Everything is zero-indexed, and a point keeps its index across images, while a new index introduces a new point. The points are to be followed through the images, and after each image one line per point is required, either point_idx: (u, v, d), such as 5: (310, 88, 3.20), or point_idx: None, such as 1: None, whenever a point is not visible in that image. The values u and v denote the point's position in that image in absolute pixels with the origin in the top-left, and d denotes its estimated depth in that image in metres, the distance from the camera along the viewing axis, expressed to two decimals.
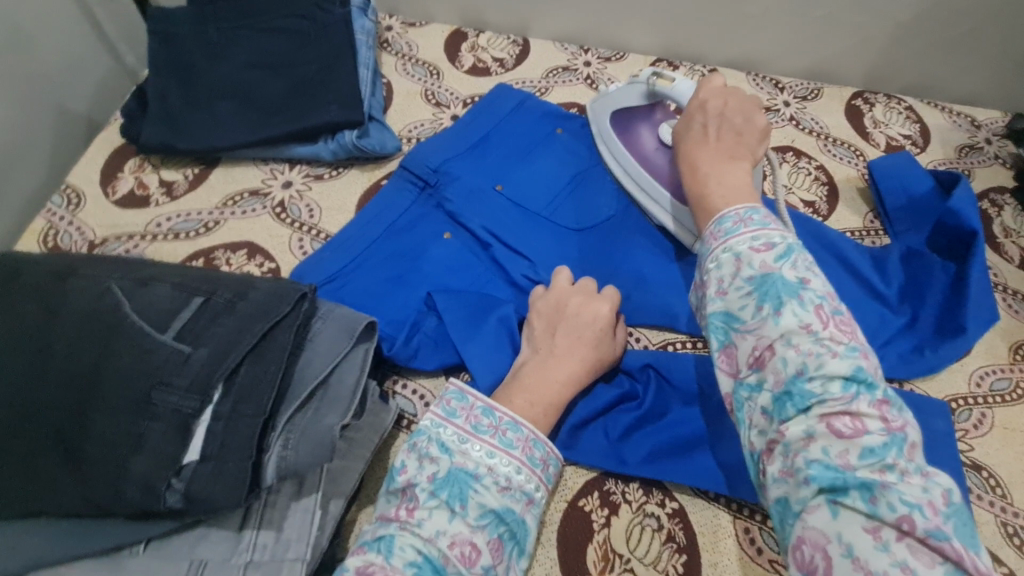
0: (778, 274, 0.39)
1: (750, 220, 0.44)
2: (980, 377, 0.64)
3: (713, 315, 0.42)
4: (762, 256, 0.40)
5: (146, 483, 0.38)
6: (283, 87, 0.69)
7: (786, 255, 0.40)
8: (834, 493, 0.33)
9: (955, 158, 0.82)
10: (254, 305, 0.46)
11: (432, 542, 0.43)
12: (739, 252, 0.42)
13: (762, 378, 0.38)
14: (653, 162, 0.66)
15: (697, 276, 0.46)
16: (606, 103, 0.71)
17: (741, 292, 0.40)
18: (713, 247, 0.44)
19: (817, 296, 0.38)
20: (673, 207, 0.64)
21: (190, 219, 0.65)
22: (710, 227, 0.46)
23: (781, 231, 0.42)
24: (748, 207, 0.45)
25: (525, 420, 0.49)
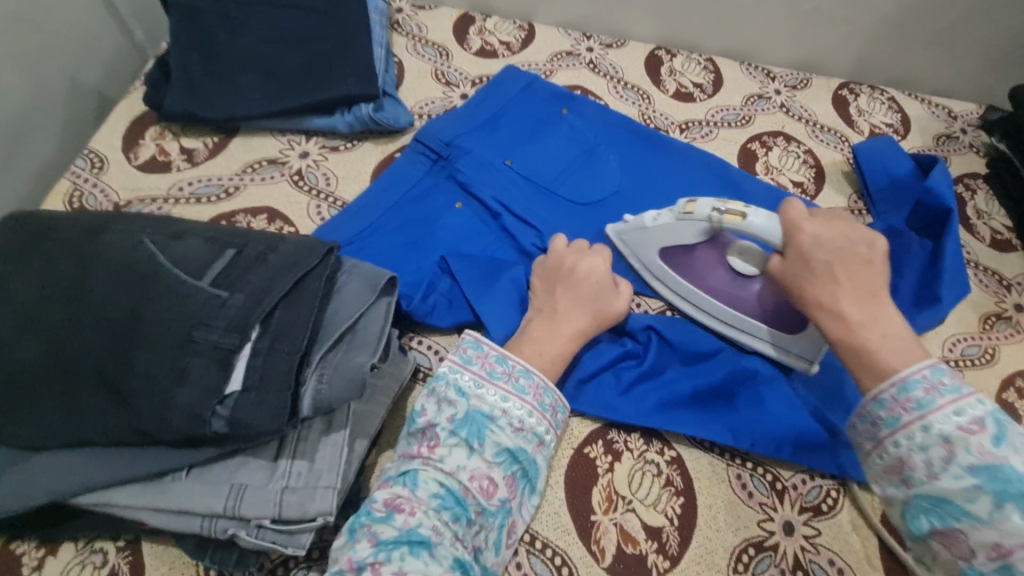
0: (1008, 463, 0.40)
1: (942, 386, 0.44)
2: (952, 344, 0.69)
3: (917, 497, 0.43)
4: (978, 439, 0.41)
5: (192, 410, 0.41)
6: (301, 62, 0.72)
7: (1002, 438, 0.41)
8: (999, 573, 0.39)
9: (934, 146, 0.87)
10: (285, 256, 0.49)
11: (454, 476, 0.47)
12: (946, 433, 0.42)
13: (1006, 566, 0.38)
14: (738, 297, 0.61)
15: (868, 437, 0.47)
16: (646, 241, 0.64)
17: (962, 484, 0.40)
18: (904, 421, 0.44)
19: (957, 403, 0.43)
20: (776, 335, 0.60)
21: (211, 185, 0.68)
22: (886, 392, 0.45)
23: (978, 400, 0.43)
24: (930, 368, 0.45)
25: (536, 368, 0.53)
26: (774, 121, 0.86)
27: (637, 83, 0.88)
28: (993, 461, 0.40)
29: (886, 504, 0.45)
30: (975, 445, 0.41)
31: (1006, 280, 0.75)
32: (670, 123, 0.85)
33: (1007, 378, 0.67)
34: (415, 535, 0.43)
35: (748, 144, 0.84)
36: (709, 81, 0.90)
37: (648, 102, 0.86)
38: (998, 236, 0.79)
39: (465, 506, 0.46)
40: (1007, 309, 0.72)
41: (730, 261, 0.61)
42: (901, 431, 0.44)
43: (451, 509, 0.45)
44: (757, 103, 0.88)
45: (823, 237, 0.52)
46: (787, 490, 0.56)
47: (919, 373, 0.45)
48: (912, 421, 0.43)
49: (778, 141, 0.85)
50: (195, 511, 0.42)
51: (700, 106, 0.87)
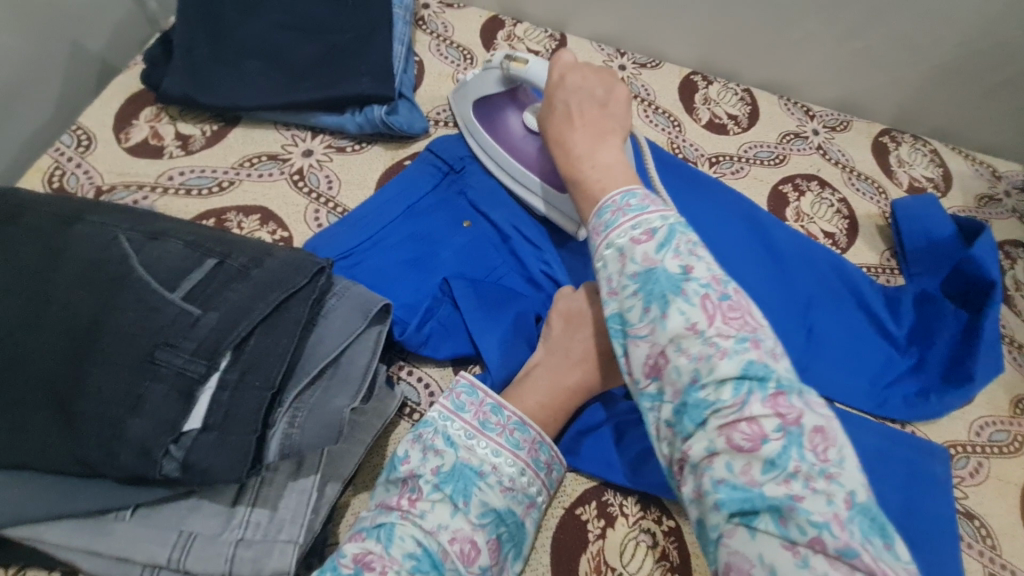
0: (661, 268, 0.37)
1: (628, 207, 0.41)
2: (980, 427, 0.64)
3: (610, 319, 0.39)
4: (644, 250, 0.38)
5: (142, 448, 0.36)
6: (314, 53, 0.67)
7: (665, 244, 0.38)
8: (678, 415, 0.35)
9: (974, 207, 0.82)
10: (269, 273, 0.44)
11: (434, 535, 0.41)
12: (622, 246, 0.39)
13: (661, 388, 0.36)
14: (519, 148, 0.64)
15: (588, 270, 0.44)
16: (467, 92, 0.68)
17: (628, 294, 0.38)
18: (597, 242, 0.42)
19: (638, 220, 0.40)
20: (545, 190, 0.63)
21: (204, 176, 0.63)
22: (598, 211, 0.43)
23: (662, 215, 0.40)
24: (623, 194, 0.43)
25: (533, 420, 0.49)
26: (809, 163, 0.81)
27: (668, 109, 0.83)
28: (650, 265, 0.37)
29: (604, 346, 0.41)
30: (638, 252, 0.38)
31: None
32: (699, 155, 0.80)
33: None
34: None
35: (780, 186, 0.79)
36: (744, 113, 0.85)
37: (678, 130, 0.81)
38: None
39: (441, 571, 0.41)
40: None
41: (524, 118, 0.64)
42: (598, 255, 0.41)
43: (425, 573, 0.40)
44: (793, 142, 0.83)
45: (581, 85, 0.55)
46: None
47: (611, 200, 0.43)
48: (603, 242, 0.41)
49: (812, 185, 0.80)
50: (136, 559, 0.37)
51: (732, 139, 0.82)
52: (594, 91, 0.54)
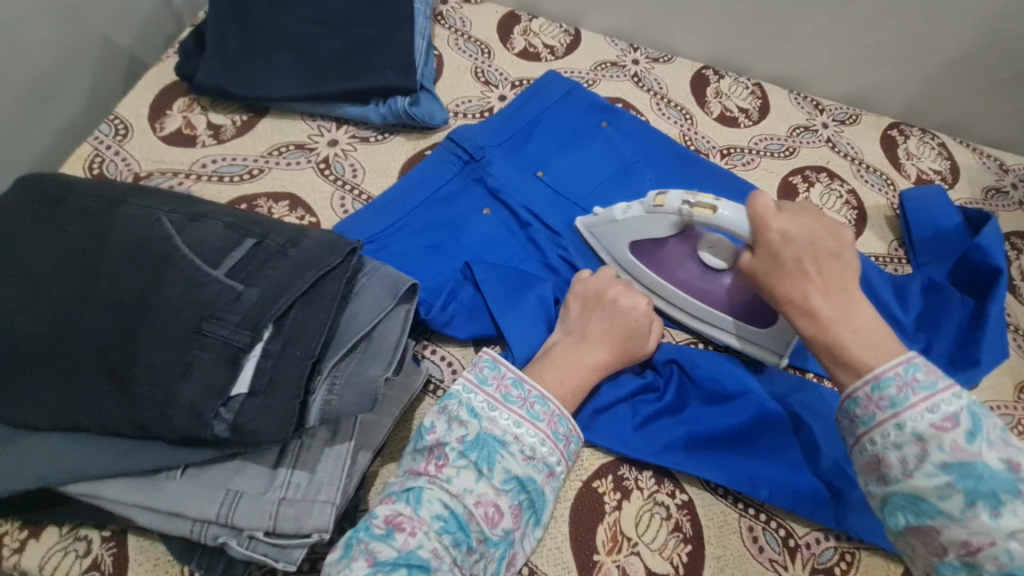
0: (979, 460, 0.38)
1: (915, 383, 0.42)
2: None
3: (895, 494, 0.41)
4: (950, 435, 0.39)
5: (193, 410, 0.39)
6: (340, 47, 0.70)
7: (977, 432, 0.39)
8: None
9: (981, 199, 0.84)
10: (305, 252, 0.47)
11: (459, 499, 0.44)
12: (919, 430, 0.40)
13: (974, 563, 0.37)
14: (710, 292, 0.60)
15: (851, 438, 0.45)
16: (612, 230, 0.62)
17: (934, 481, 0.39)
18: (877, 417, 0.42)
19: (932, 400, 0.41)
20: (744, 330, 0.60)
21: (235, 165, 0.66)
22: (852, 395, 0.44)
23: (955, 394, 0.41)
24: (871, 380, 0.43)
25: (553, 395, 0.51)
26: (819, 156, 0.83)
27: (680, 102, 0.85)
28: (964, 457, 0.39)
29: (869, 499, 0.44)
30: (945, 440, 0.39)
31: None
32: (711, 147, 0.82)
33: None
34: (414, 558, 0.41)
35: (790, 178, 0.81)
36: (755, 107, 0.87)
37: (690, 123, 0.83)
38: None
39: (467, 531, 0.44)
40: None
41: (700, 256, 0.59)
42: (875, 429, 0.42)
43: (452, 534, 0.43)
44: (803, 135, 0.85)
45: (793, 233, 0.50)
46: (800, 548, 0.53)
47: (891, 368, 0.43)
48: (885, 418, 0.42)
49: (822, 177, 0.81)
50: (186, 514, 0.40)
51: (743, 132, 0.84)
52: (796, 232, 0.50)
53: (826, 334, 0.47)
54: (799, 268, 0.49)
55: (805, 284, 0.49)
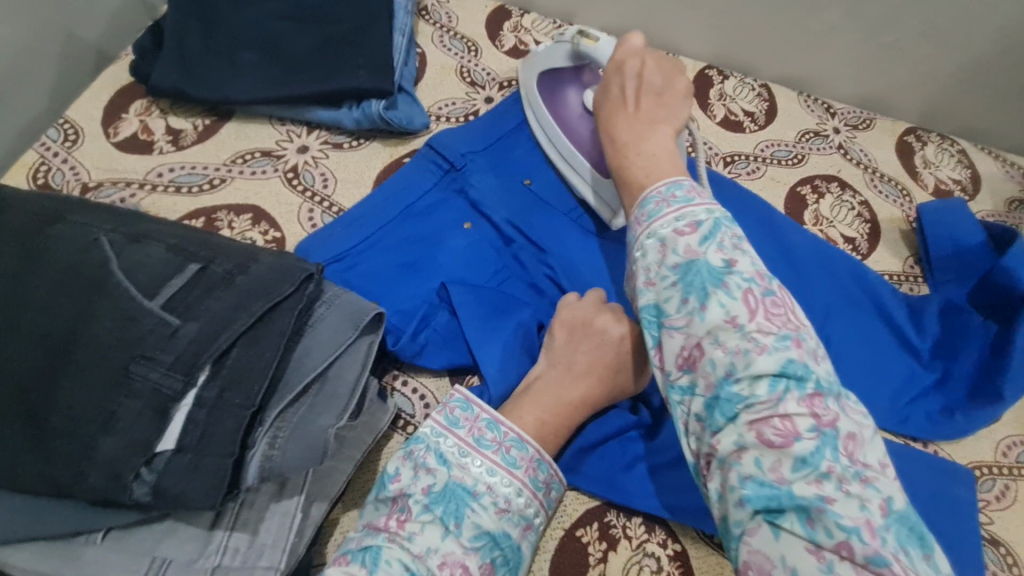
0: (703, 260, 0.36)
1: (673, 199, 0.40)
2: (1007, 447, 0.60)
3: (647, 312, 0.37)
4: (686, 239, 0.37)
5: (112, 470, 0.34)
6: (310, 44, 0.64)
7: (724, 253, 0.36)
8: (760, 491, 0.30)
9: (1004, 211, 0.78)
10: (254, 280, 0.42)
11: (422, 561, 0.39)
12: (664, 237, 0.38)
13: (738, 417, 0.32)
14: (574, 127, 0.62)
15: (627, 262, 0.42)
16: (534, 63, 0.66)
17: (708, 325, 0.34)
18: (638, 231, 0.40)
19: (682, 211, 0.39)
20: (595, 178, 0.61)
21: (195, 174, 0.61)
22: (635, 217, 0.42)
23: (710, 209, 0.38)
24: (643, 202, 0.42)
25: (532, 437, 0.46)
26: (829, 164, 0.77)
27: None
28: (692, 255, 0.36)
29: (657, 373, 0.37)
30: (681, 243, 0.37)
31: None
32: (713, 154, 0.76)
33: None
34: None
35: (798, 188, 0.75)
36: (761, 110, 0.81)
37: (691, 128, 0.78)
38: None
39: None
40: None
41: (582, 94, 0.62)
42: (637, 246, 0.40)
43: None
44: (812, 141, 0.79)
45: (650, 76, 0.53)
46: None
47: (655, 188, 0.42)
48: (642, 232, 0.40)
49: (832, 187, 0.76)
50: None
51: (748, 138, 0.78)
52: (653, 79, 0.53)
53: (619, 152, 0.50)
54: None
55: None
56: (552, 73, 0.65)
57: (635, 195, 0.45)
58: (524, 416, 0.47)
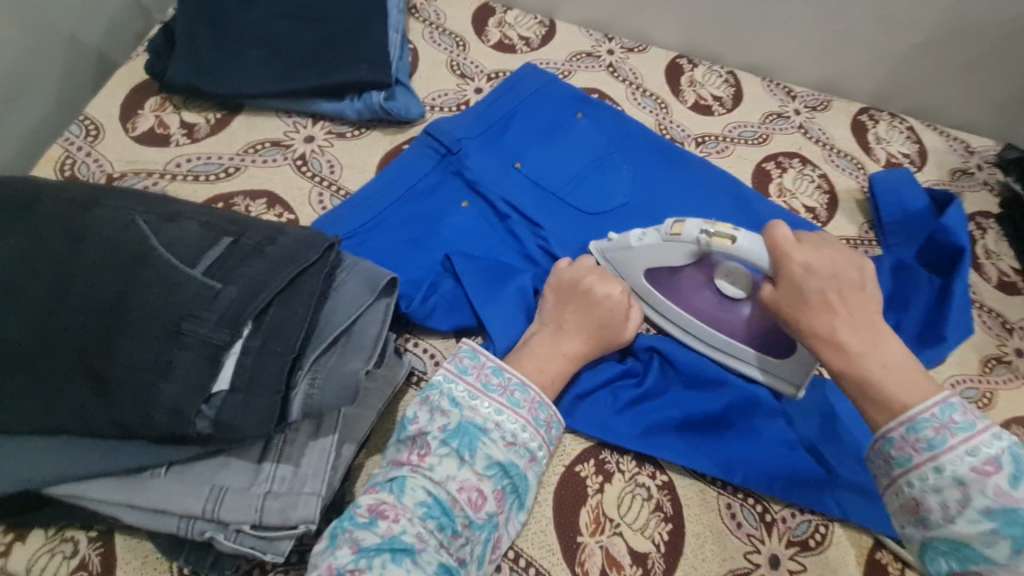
0: (1020, 507, 0.39)
1: (952, 425, 0.42)
2: (951, 384, 0.68)
3: (937, 539, 0.41)
4: (992, 479, 0.40)
5: (174, 408, 0.39)
6: (312, 42, 0.69)
7: (1017, 477, 0.40)
8: None
9: (948, 180, 0.86)
10: (283, 249, 0.47)
11: (442, 486, 0.46)
12: (960, 475, 0.41)
13: (991, 563, 0.39)
14: (729, 320, 0.59)
15: (880, 476, 0.46)
16: (631, 257, 0.61)
17: (978, 527, 0.40)
18: (914, 461, 0.43)
19: (966, 440, 0.42)
20: (764, 360, 0.59)
21: (211, 163, 0.65)
22: (874, 447, 0.46)
23: (995, 436, 0.42)
24: (906, 421, 0.43)
25: (531, 381, 0.52)
26: (791, 142, 0.85)
27: (656, 91, 0.86)
28: (1006, 502, 0.39)
29: (905, 541, 0.44)
30: (987, 485, 0.40)
31: (1010, 323, 0.74)
32: (686, 135, 0.83)
33: (1002, 424, 0.66)
34: (397, 543, 0.43)
35: (763, 164, 0.82)
36: (729, 94, 0.88)
37: (665, 112, 0.84)
38: (1005, 278, 0.78)
39: (451, 516, 0.45)
40: (1007, 353, 0.72)
41: (716, 284, 0.58)
42: (909, 472, 0.43)
43: (437, 519, 0.44)
44: (775, 122, 0.87)
45: (817, 266, 0.49)
46: (776, 522, 0.55)
47: (925, 410, 0.43)
48: (917, 459, 0.43)
49: (794, 163, 0.83)
50: (171, 511, 0.40)
51: (717, 120, 0.85)
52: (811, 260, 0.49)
53: (803, 333, 0.49)
54: (824, 300, 0.48)
55: (829, 317, 0.48)
56: (717, 266, 0.58)
57: (884, 415, 0.45)
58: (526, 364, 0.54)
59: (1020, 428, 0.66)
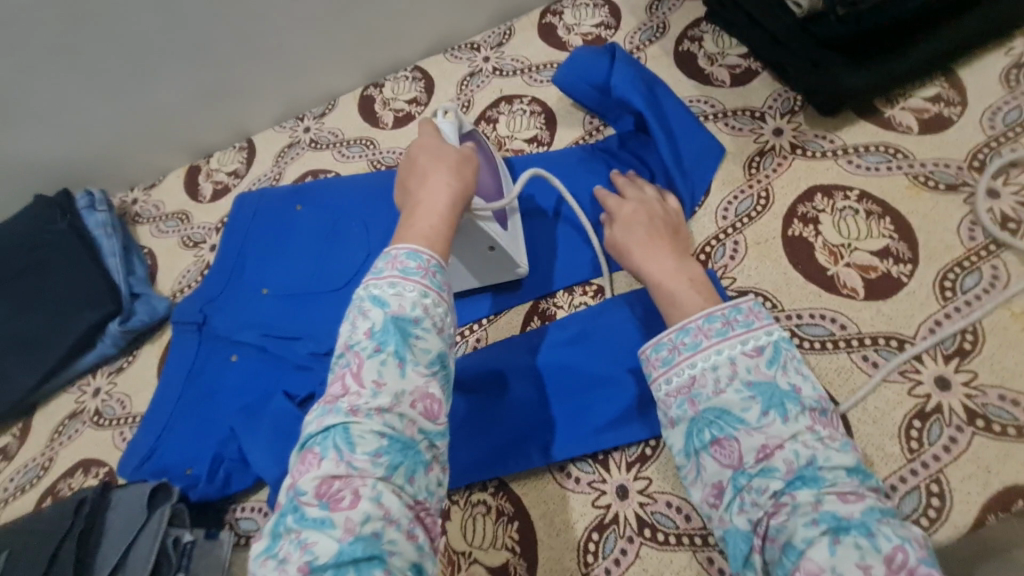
0: (776, 381, 0.48)
1: (712, 330, 0.51)
2: (725, 209, 0.65)
3: (707, 410, 0.48)
4: (757, 362, 0.49)
5: None
6: (43, 318, 0.75)
7: (775, 361, 0.49)
8: (788, 484, 0.43)
9: (649, 19, 0.84)
10: (42, 531, 0.52)
11: (393, 408, 0.39)
12: (733, 355, 0.50)
13: (771, 467, 0.44)
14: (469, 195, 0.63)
15: (649, 362, 0.53)
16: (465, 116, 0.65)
17: (742, 395, 0.47)
18: (704, 340, 0.50)
19: (750, 335, 0.50)
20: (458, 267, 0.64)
21: (29, 470, 0.71)
22: (646, 353, 0.54)
23: (763, 333, 0.51)
24: (678, 328, 0.52)
25: (423, 246, 0.46)
26: (491, 91, 0.84)
27: (359, 135, 0.88)
28: (767, 377, 0.48)
29: (672, 428, 0.50)
30: (755, 361, 0.49)
31: (758, 110, 0.71)
32: (399, 155, 0.84)
33: (788, 210, 0.63)
34: (362, 535, 0.35)
35: (475, 130, 0.82)
36: (421, 89, 0.89)
37: (373, 147, 0.86)
38: (736, 71, 0.75)
39: (413, 443, 0.39)
40: (768, 140, 0.68)
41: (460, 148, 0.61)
42: (702, 353, 0.50)
43: (403, 460, 0.38)
44: (470, 83, 0.87)
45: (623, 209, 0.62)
46: (610, 455, 0.55)
47: (720, 310, 0.52)
48: (712, 342, 0.50)
49: (502, 108, 0.82)
50: None
51: (421, 120, 0.86)
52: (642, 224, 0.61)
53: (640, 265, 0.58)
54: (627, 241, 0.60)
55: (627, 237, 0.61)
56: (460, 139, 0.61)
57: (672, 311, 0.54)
58: (410, 233, 0.47)
59: (808, 203, 0.63)
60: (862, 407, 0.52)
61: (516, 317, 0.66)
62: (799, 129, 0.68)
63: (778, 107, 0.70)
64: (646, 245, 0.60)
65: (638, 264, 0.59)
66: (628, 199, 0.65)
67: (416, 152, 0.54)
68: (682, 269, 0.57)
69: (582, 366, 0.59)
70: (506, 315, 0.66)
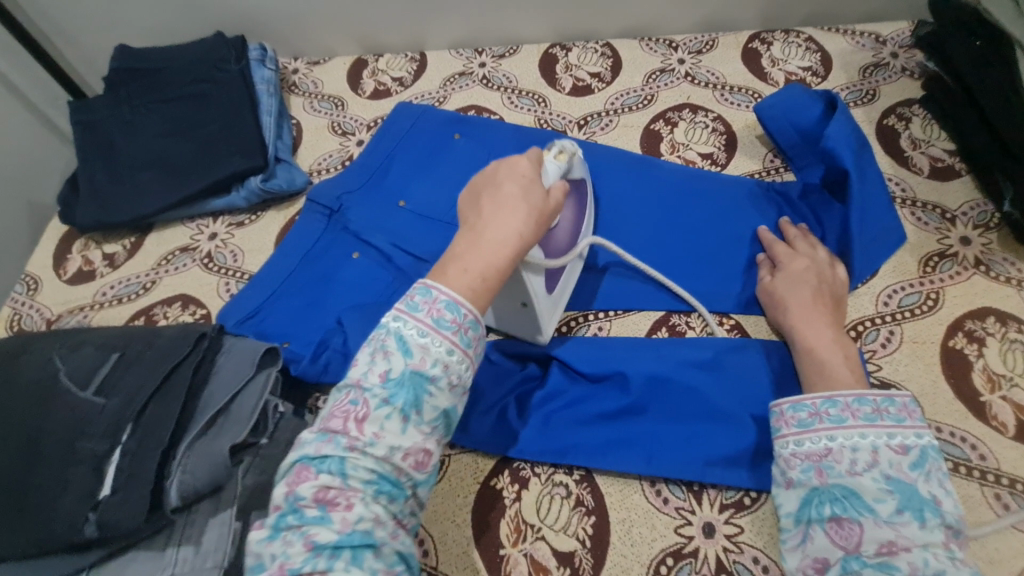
0: (917, 485, 0.45)
1: (860, 412, 0.49)
2: (888, 296, 0.63)
3: (834, 486, 0.47)
4: (901, 460, 0.46)
5: (69, 518, 0.45)
6: (191, 149, 0.76)
7: (921, 465, 0.46)
8: None
9: (860, 80, 0.81)
10: (159, 350, 0.52)
11: (387, 459, 0.39)
12: (878, 445, 0.47)
13: (892, 565, 0.41)
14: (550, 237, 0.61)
15: (779, 418, 0.53)
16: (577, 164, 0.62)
17: (879, 486, 0.45)
18: (848, 418, 0.49)
19: (902, 431, 0.48)
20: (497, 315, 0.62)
21: (131, 284, 0.73)
22: (780, 407, 0.52)
23: (916, 432, 0.48)
24: (824, 397, 0.51)
25: (462, 297, 0.43)
26: (678, 94, 0.82)
27: (531, 88, 0.86)
28: (911, 479, 0.45)
29: (787, 490, 0.50)
30: (899, 457, 0.47)
31: (950, 212, 0.68)
32: (568, 123, 0.83)
33: (954, 322, 0.61)
34: (355, 533, 0.36)
35: (651, 126, 0.80)
36: (607, 66, 0.87)
37: (543, 106, 0.85)
38: (938, 164, 0.72)
39: (399, 486, 0.39)
40: (952, 245, 0.66)
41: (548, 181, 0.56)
42: (845, 430, 0.48)
43: (387, 493, 0.38)
44: (659, 79, 0.84)
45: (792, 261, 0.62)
46: (705, 489, 0.54)
47: (874, 394, 0.50)
48: (858, 424, 0.48)
49: (684, 114, 0.81)
50: None
51: (599, 96, 0.84)
52: (807, 278, 0.60)
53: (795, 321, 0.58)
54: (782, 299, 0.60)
55: (790, 291, 0.60)
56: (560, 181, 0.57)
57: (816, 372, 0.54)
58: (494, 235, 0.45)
59: (977, 322, 0.61)
60: (980, 543, 0.50)
61: (643, 321, 0.65)
62: (990, 246, 0.65)
63: (972, 217, 0.67)
64: (806, 307, 0.58)
65: (794, 322, 0.58)
66: (798, 252, 0.63)
67: (504, 176, 0.50)
68: (839, 342, 0.56)
69: (705, 394, 0.57)
70: (635, 315, 0.65)
